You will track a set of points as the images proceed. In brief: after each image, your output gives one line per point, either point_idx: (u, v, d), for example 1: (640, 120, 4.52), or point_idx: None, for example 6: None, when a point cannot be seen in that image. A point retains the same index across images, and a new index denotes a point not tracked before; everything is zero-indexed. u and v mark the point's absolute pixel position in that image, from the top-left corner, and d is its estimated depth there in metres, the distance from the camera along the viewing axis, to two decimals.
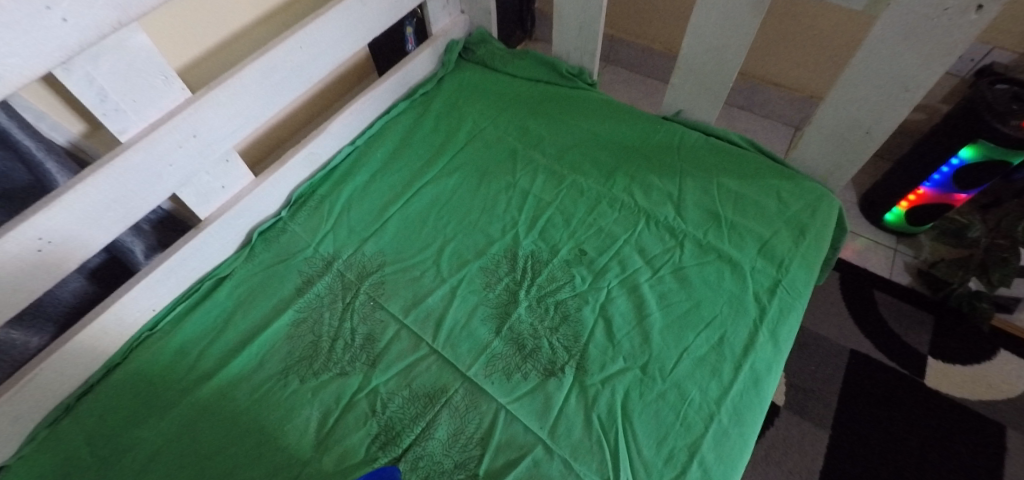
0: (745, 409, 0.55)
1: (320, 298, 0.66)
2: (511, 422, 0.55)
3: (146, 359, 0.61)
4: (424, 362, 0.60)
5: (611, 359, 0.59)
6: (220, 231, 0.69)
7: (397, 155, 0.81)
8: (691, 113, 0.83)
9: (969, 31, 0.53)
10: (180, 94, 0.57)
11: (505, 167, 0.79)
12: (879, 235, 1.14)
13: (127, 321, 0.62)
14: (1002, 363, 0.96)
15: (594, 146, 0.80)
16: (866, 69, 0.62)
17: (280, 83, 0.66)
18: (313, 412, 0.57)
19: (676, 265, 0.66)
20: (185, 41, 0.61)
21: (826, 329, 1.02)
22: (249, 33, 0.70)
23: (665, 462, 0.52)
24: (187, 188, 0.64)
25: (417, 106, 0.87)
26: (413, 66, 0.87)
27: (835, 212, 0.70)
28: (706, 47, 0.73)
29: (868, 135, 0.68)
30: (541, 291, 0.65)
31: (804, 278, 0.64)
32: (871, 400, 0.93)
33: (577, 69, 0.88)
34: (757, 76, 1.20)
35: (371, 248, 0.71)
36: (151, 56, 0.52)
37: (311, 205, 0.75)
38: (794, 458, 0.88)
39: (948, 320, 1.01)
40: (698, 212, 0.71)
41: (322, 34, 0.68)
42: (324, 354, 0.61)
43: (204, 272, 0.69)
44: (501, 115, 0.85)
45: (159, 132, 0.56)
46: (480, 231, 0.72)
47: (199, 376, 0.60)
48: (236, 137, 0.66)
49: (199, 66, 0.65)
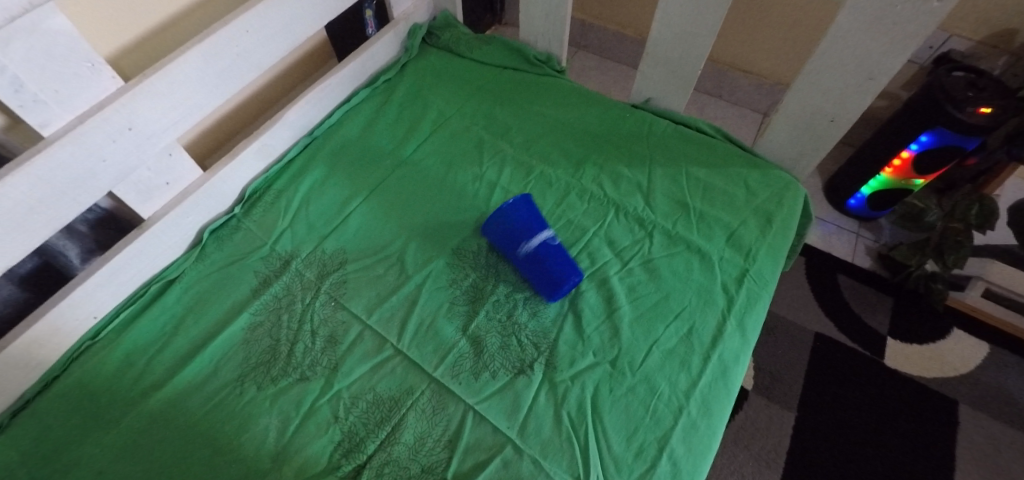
0: (714, 400, 0.55)
1: (277, 300, 0.63)
2: (479, 423, 0.54)
3: (88, 371, 0.57)
4: (388, 364, 0.58)
5: (580, 354, 0.58)
6: (167, 230, 0.64)
7: (359, 146, 0.77)
8: (661, 101, 0.82)
9: (931, 19, 0.53)
10: (110, 83, 0.53)
11: (471, 158, 0.76)
12: (842, 219, 1.17)
13: (65, 331, 0.58)
14: (956, 341, 1.00)
15: (562, 134, 0.78)
16: (831, 57, 0.62)
17: (225, 70, 0.62)
18: (272, 421, 0.54)
19: (646, 257, 0.65)
20: (114, 24, 0.56)
21: (792, 313, 1.04)
22: (189, 16, 0.65)
23: (635, 456, 0.51)
24: (126, 186, 0.59)
25: (379, 94, 0.83)
26: (374, 52, 0.83)
27: (801, 201, 0.70)
28: (674, 34, 0.71)
29: (833, 124, 0.68)
30: (510, 287, 0.63)
31: (771, 267, 0.64)
32: (835, 382, 0.95)
33: (545, 56, 0.86)
34: (726, 62, 1.20)
35: (331, 245, 0.67)
36: (74, 41, 0.47)
37: (266, 200, 0.71)
38: (762, 440, 0.90)
39: (906, 302, 1.05)
40: (667, 202, 0.70)
41: (270, 17, 0.64)
42: (283, 359, 0.58)
43: (151, 274, 0.65)
44: (467, 103, 0.82)
45: (89, 125, 0.51)
46: (447, 225, 0.69)
47: (147, 387, 0.56)
48: (180, 129, 0.61)
49: (131, 52, 0.60)
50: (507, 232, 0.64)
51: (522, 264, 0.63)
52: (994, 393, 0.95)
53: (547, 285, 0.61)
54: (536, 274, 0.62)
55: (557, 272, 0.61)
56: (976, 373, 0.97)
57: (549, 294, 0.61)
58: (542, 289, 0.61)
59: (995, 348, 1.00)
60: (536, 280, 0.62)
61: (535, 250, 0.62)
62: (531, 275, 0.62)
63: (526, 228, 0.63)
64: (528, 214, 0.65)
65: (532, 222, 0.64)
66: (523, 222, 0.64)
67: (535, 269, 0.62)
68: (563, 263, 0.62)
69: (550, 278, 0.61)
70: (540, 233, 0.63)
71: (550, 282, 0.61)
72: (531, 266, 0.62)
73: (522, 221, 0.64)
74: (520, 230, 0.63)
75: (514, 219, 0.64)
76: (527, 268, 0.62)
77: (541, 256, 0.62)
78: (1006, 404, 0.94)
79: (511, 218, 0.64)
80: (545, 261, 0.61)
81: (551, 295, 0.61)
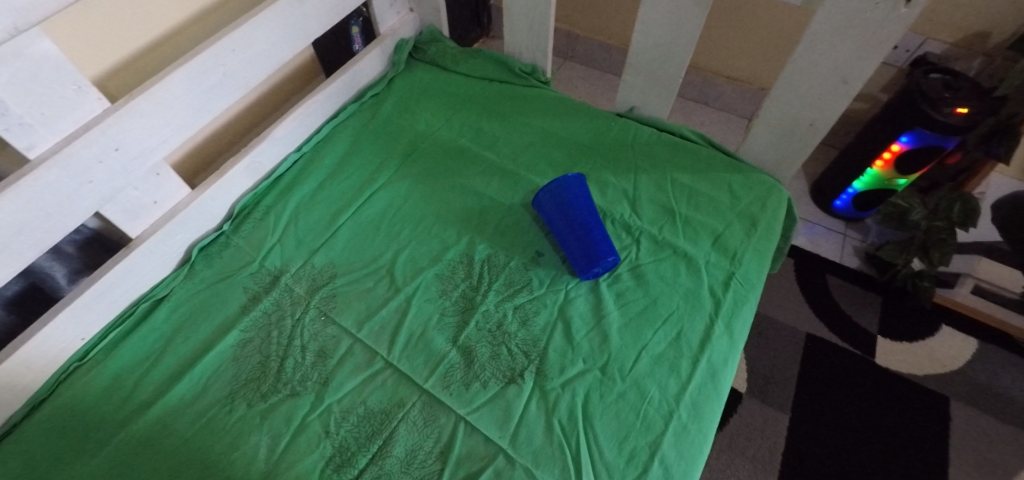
0: (704, 404, 0.55)
1: (266, 316, 0.63)
2: (471, 433, 0.54)
3: (76, 392, 0.57)
4: (379, 378, 0.58)
5: (570, 362, 0.58)
6: (155, 249, 0.64)
7: (347, 161, 0.78)
8: (644, 109, 0.83)
9: (900, 24, 0.55)
10: (97, 104, 0.53)
11: (458, 169, 0.77)
12: (829, 221, 1.19)
13: (51, 354, 0.57)
14: (944, 338, 1.01)
15: (549, 144, 0.79)
16: (807, 62, 0.64)
17: (213, 88, 0.62)
18: (262, 438, 0.54)
19: (633, 263, 0.66)
20: (100, 47, 0.57)
21: (783, 315, 1.05)
22: (176, 36, 0.66)
23: (627, 462, 0.52)
24: (113, 206, 0.59)
25: (366, 109, 0.84)
26: (361, 67, 0.84)
27: (784, 204, 0.71)
28: (654, 43, 0.73)
29: (811, 127, 0.70)
30: (499, 297, 0.64)
31: (756, 269, 0.65)
32: (827, 382, 0.96)
33: (530, 67, 0.87)
34: (710, 69, 1.22)
35: (321, 260, 0.68)
36: (60, 64, 0.48)
37: (255, 216, 0.72)
38: (757, 443, 0.90)
39: (895, 300, 1.06)
40: (653, 209, 0.71)
41: (256, 36, 0.64)
42: (273, 375, 0.58)
43: (140, 293, 0.65)
44: (453, 116, 0.83)
45: (75, 146, 0.51)
46: (435, 236, 0.70)
47: (136, 407, 0.56)
48: (167, 148, 0.61)
49: (118, 74, 0.60)
50: (561, 203, 0.65)
51: (564, 237, 0.65)
52: (985, 388, 0.96)
53: (584, 260, 0.63)
54: (576, 247, 0.64)
55: (598, 249, 0.63)
56: (966, 369, 0.98)
57: (584, 268, 0.63)
58: (578, 262, 0.64)
59: (984, 344, 1.01)
60: (574, 253, 0.64)
61: (581, 225, 0.64)
62: (571, 248, 0.64)
63: (577, 204, 0.65)
64: (583, 190, 0.67)
65: (584, 199, 0.66)
66: (579, 197, 0.66)
67: (578, 243, 0.64)
68: (605, 242, 0.64)
69: (589, 254, 0.63)
70: (589, 211, 0.65)
71: (589, 257, 0.63)
72: (574, 239, 0.64)
73: (577, 196, 0.66)
74: (575, 204, 0.65)
75: (570, 193, 0.66)
76: (569, 240, 0.64)
77: (586, 231, 0.64)
78: (996, 400, 0.94)
79: (569, 190, 0.66)
80: (590, 237, 0.64)
81: (585, 269, 0.63)
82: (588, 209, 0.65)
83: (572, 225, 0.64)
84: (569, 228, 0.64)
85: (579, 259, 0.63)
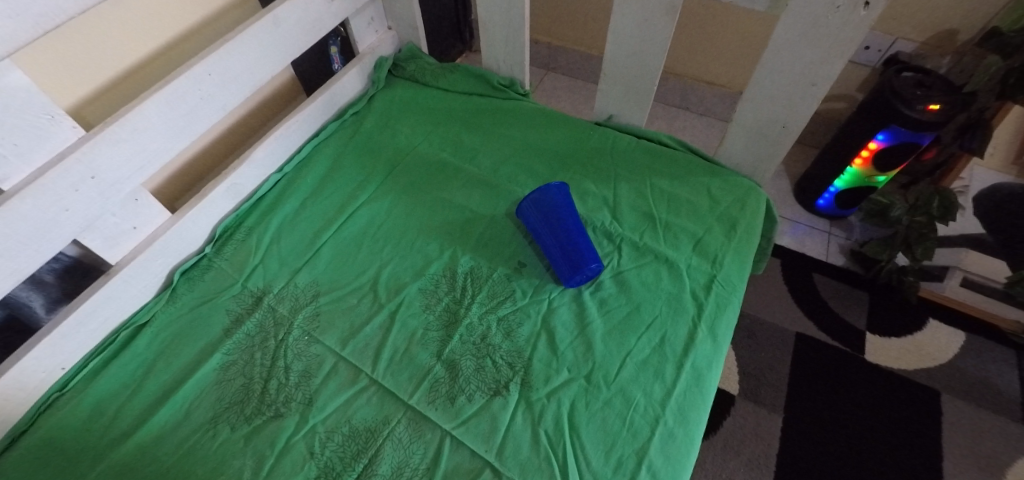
0: (690, 408, 0.55)
1: (250, 337, 0.62)
2: (457, 448, 0.54)
3: (59, 421, 0.56)
4: (363, 395, 0.58)
5: (555, 372, 0.58)
6: (136, 274, 0.64)
7: (329, 179, 0.78)
8: (622, 117, 0.85)
9: (861, 27, 0.56)
10: (72, 132, 0.53)
11: (438, 182, 0.78)
12: (813, 219, 1.20)
13: (31, 384, 0.57)
14: (932, 331, 1.02)
15: (528, 155, 0.80)
16: (775, 66, 0.65)
17: (189, 113, 0.63)
18: (246, 462, 0.54)
19: (616, 271, 0.66)
20: (70, 78, 0.57)
21: (772, 315, 1.05)
22: (151, 63, 0.66)
23: (614, 470, 0.51)
24: (91, 233, 0.59)
25: (348, 126, 0.85)
26: (340, 86, 0.85)
27: (763, 205, 0.72)
28: (627, 53, 0.74)
29: (785, 129, 0.71)
30: (483, 308, 0.64)
31: (738, 270, 0.65)
32: (818, 380, 0.96)
33: (508, 80, 0.88)
34: (690, 75, 1.25)
35: (303, 279, 0.68)
36: (32, 94, 0.48)
37: (236, 239, 0.72)
38: (752, 446, 0.89)
39: (881, 296, 1.06)
40: (633, 215, 0.71)
41: (231, 60, 0.65)
42: (256, 397, 0.58)
43: (122, 320, 0.65)
44: (434, 131, 0.84)
45: (49, 175, 0.51)
46: (417, 252, 0.70)
47: (119, 434, 0.55)
48: (146, 172, 0.61)
49: (91, 103, 0.61)
50: (544, 212, 0.66)
51: (548, 245, 0.65)
52: (974, 380, 0.96)
53: (567, 266, 0.63)
54: (560, 254, 0.64)
55: (581, 255, 0.63)
56: (955, 362, 0.98)
57: (569, 275, 0.63)
58: (562, 270, 0.64)
59: (971, 336, 1.01)
60: (558, 260, 0.64)
61: (563, 231, 0.65)
62: (555, 255, 0.65)
63: (560, 211, 0.66)
64: (566, 198, 0.67)
65: (567, 206, 0.67)
66: (561, 206, 0.66)
67: (561, 250, 0.64)
68: (587, 249, 0.64)
69: (572, 260, 0.63)
70: (572, 218, 0.66)
71: (572, 264, 0.63)
72: (557, 246, 0.64)
73: (559, 205, 0.66)
74: (557, 212, 0.66)
75: (553, 201, 0.66)
76: (552, 248, 0.65)
77: (569, 239, 0.64)
78: (986, 391, 0.95)
79: (552, 198, 0.66)
80: (573, 245, 0.64)
81: (569, 277, 0.63)
82: (570, 217, 0.66)
83: (555, 232, 0.65)
84: (552, 235, 0.65)
85: (566, 265, 0.63)
